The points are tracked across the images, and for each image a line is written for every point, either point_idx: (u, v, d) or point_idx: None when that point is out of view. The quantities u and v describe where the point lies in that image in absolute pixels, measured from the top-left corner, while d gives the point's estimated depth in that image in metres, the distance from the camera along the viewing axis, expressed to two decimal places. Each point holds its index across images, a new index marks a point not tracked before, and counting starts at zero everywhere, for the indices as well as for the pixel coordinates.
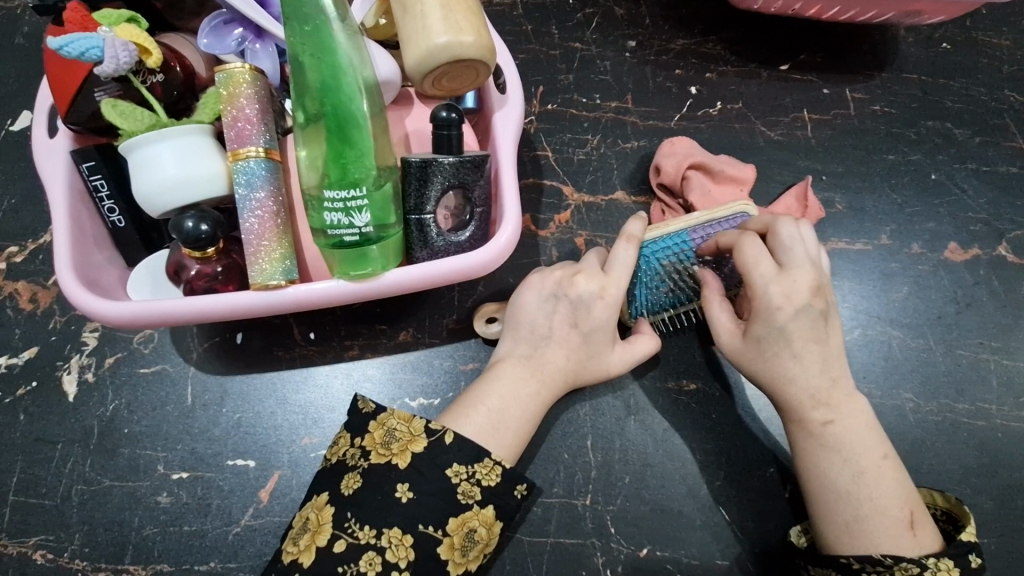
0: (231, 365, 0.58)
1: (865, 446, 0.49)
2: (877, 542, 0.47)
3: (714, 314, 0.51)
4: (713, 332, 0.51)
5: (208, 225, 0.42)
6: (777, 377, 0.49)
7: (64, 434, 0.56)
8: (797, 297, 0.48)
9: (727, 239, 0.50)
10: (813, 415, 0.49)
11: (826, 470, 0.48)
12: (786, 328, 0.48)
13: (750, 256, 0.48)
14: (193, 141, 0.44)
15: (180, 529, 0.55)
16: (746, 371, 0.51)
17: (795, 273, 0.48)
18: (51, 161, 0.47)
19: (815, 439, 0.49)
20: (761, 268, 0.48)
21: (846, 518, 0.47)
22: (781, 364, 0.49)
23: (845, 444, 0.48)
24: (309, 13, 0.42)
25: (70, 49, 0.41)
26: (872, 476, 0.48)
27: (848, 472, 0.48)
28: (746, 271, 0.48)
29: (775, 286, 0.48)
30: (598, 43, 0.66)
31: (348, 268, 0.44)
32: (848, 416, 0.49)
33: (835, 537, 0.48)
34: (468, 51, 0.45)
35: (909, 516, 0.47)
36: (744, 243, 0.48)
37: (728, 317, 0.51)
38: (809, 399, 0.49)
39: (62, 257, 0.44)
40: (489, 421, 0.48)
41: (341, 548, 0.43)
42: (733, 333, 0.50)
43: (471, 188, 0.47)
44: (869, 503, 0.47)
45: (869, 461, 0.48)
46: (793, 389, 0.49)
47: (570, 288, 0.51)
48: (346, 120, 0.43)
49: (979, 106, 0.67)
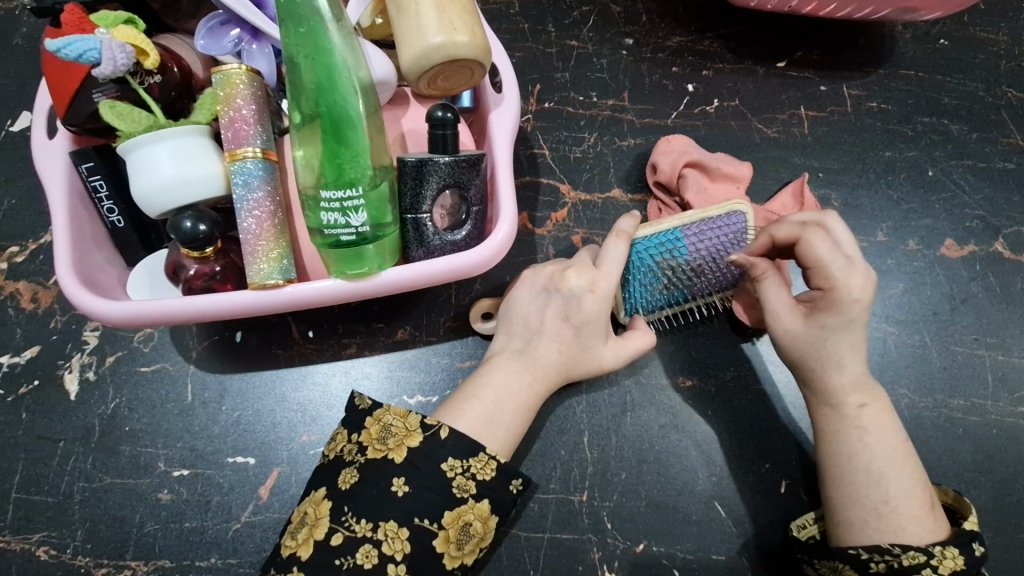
0: (231, 363, 0.58)
1: (893, 434, 0.49)
2: (899, 528, 0.47)
3: (771, 295, 0.50)
4: (771, 314, 0.50)
5: (206, 225, 0.43)
6: (830, 362, 0.49)
7: (65, 432, 0.56)
8: (869, 288, 0.48)
9: (790, 232, 0.49)
10: (850, 400, 0.49)
11: (856, 453, 0.48)
12: (856, 318, 0.48)
13: (824, 250, 0.48)
14: (189, 141, 0.44)
15: (180, 526, 0.56)
16: (801, 360, 0.50)
17: (861, 265, 0.48)
18: (49, 162, 0.47)
19: (849, 420, 0.49)
20: (835, 261, 0.48)
21: (874, 502, 0.47)
22: (837, 353, 0.49)
23: (876, 429, 0.49)
24: (303, 15, 0.43)
25: (68, 51, 0.41)
26: (899, 461, 0.48)
27: (879, 455, 0.48)
28: (821, 265, 0.48)
29: (851, 278, 0.48)
30: (595, 41, 0.66)
31: (345, 267, 0.45)
32: (882, 403, 0.50)
33: (858, 523, 0.48)
34: (463, 51, 0.46)
35: (928, 500, 0.48)
36: (814, 237, 0.48)
37: (785, 300, 0.50)
38: (851, 383, 0.49)
39: (62, 257, 0.45)
40: (488, 417, 0.49)
41: (338, 542, 0.44)
42: (794, 317, 0.50)
43: (467, 188, 0.47)
44: (896, 487, 0.47)
45: (896, 447, 0.49)
46: (838, 376, 0.49)
47: (561, 283, 0.52)
48: (342, 120, 0.43)
49: (975, 103, 0.67)
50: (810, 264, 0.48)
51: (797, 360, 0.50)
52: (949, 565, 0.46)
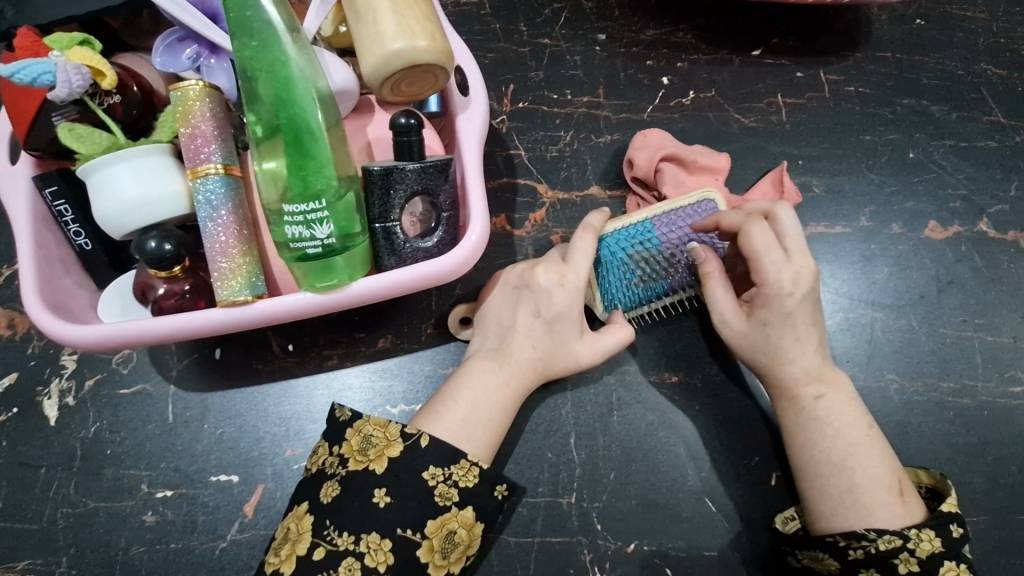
0: (211, 380, 0.58)
1: (853, 421, 0.49)
2: (869, 513, 0.46)
3: (716, 295, 0.51)
4: (714, 313, 0.51)
5: (172, 245, 0.42)
6: (776, 357, 0.49)
7: (47, 458, 0.56)
8: (804, 282, 0.48)
9: (735, 221, 0.49)
10: (806, 391, 0.49)
11: (820, 444, 0.48)
12: (793, 313, 0.48)
13: (759, 243, 0.47)
14: (149, 161, 0.44)
15: (166, 547, 0.55)
16: (749, 357, 0.51)
17: (801, 257, 0.48)
18: (13, 188, 0.47)
19: (806, 413, 0.49)
20: (768, 255, 0.47)
21: (840, 491, 0.47)
22: (783, 346, 0.49)
23: (835, 417, 0.49)
24: (256, 28, 0.42)
25: (22, 76, 0.41)
26: (862, 447, 0.48)
27: (841, 444, 0.48)
28: (756, 260, 0.48)
29: (785, 272, 0.47)
30: (568, 38, 0.65)
31: (314, 280, 0.44)
32: (838, 392, 0.50)
33: (829, 512, 0.48)
34: (424, 56, 0.45)
35: (898, 484, 0.47)
36: (754, 228, 0.48)
37: (728, 299, 0.51)
38: (804, 375, 0.49)
39: (29, 285, 0.44)
40: (464, 421, 0.48)
41: (321, 556, 0.43)
42: (737, 317, 0.50)
43: (436, 193, 0.47)
44: (861, 474, 0.47)
45: (858, 435, 0.48)
46: (789, 368, 0.49)
47: (530, 279, 0.51)
48: (303, 132, 0.42)
49: (955, 81, 0.67)
50: (746, 255, 0.48)
51: (751, 359, 0.51)
52: (926, 548, 0.45)
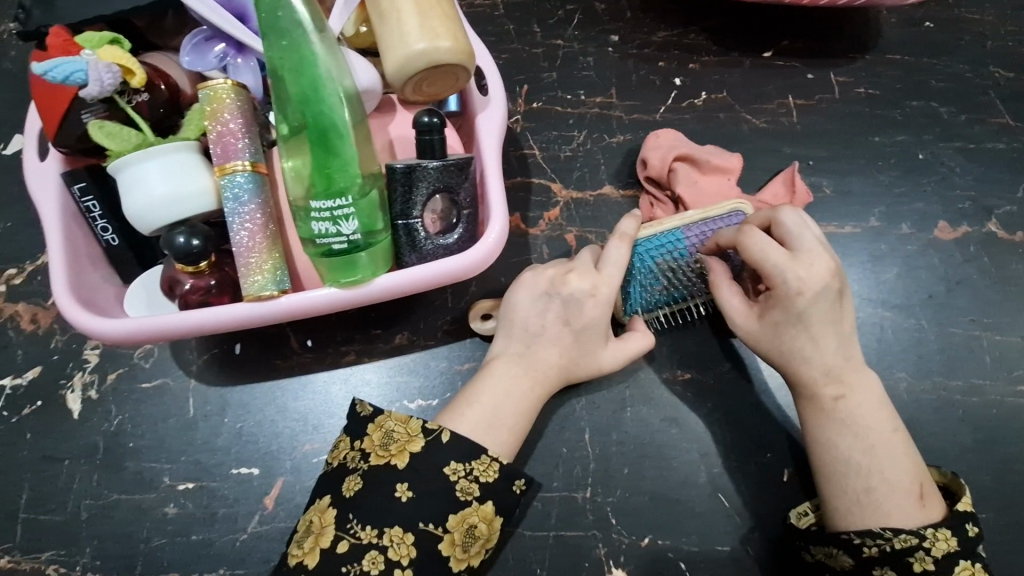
0: (230, 375, 0.58)
1: (877, 421, 0.49)
2: (885, 514, 0.47)
3: (725, 301, 0.51)
4: (727, 318, 0.52)
5: (199, 240, 0.43)
6: (793, 357, 0.50)
7: (70, 451, 0.57)
8: (813, 281, 0.48)
9: (731, 237, 0.50)
10: (825, 392, 0.50)
11: (836, 443, 0.49)
12: (805, 312, 0.49)
13: (757, 250, 0.48)
14: (179, 159, 0.45)
15: (187, 539, 0.56)
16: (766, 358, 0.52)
17: (808, 256, 0.48)
18: (42, 184, 0.48)
19: (826, 413, 0.50)
20: (772, 257, 0.48)
21: (855, 490, 0.48)
22: (799, 348, 0.50)
23: (857, 418, 0.49)
24: (286, 28, 0.43)
25: (55, 74, 0.42)
26: (882, 451, 0.48)
27: (859, 446, 0.49)
28: (759, 264, 0.48)
29: (790, 273, 0.48)
30: (581, 39, 0.66)
31: (338, 276, 0.45)
32: (861, 392, 0.50)
33: (844, 510, 0.49)
34: (445, 57, 0.46)
35: (918, 488, 0.48)
36: (749, 238, 0.48)
37: (739, 302, 0.52)
38: (822, 375, 0.50)
39: (59, 279, 0.45)
40: (490, 420, 0.49)
41: (344, 549, 0.44)
42: (749, 319, 0.51)
43: (456, 191, 0.47)
44: (877, 475, 0.48)
45: (877, 434, 0.49)
46: (807, 369, 0.50)
47: (562, 286, 0.52)
48: (329, 131, 0.43)
49: (963, 83, 0.68)
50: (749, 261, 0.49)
51: (768, 357, 0.52)
52: (943, 547, 0.46)
